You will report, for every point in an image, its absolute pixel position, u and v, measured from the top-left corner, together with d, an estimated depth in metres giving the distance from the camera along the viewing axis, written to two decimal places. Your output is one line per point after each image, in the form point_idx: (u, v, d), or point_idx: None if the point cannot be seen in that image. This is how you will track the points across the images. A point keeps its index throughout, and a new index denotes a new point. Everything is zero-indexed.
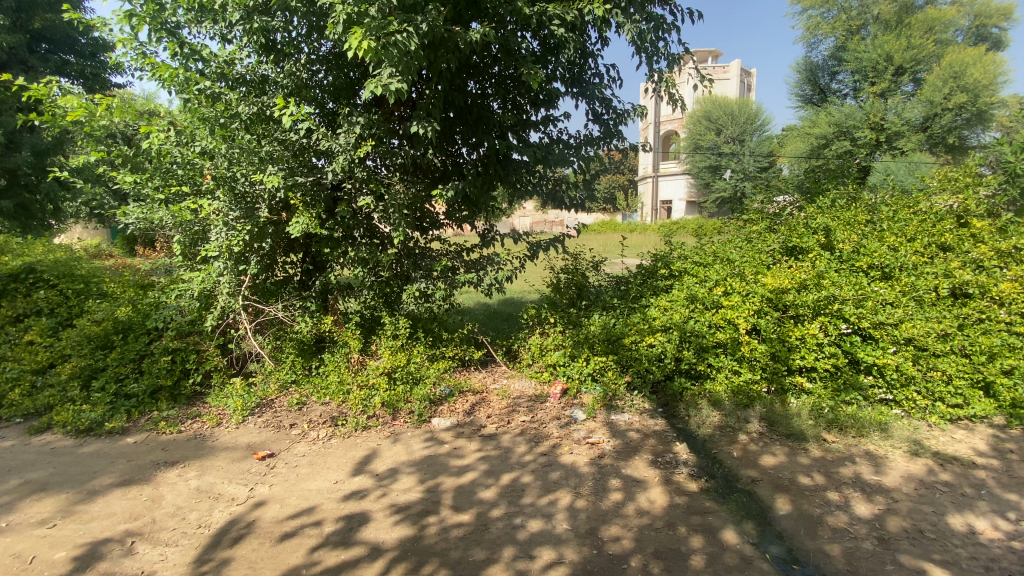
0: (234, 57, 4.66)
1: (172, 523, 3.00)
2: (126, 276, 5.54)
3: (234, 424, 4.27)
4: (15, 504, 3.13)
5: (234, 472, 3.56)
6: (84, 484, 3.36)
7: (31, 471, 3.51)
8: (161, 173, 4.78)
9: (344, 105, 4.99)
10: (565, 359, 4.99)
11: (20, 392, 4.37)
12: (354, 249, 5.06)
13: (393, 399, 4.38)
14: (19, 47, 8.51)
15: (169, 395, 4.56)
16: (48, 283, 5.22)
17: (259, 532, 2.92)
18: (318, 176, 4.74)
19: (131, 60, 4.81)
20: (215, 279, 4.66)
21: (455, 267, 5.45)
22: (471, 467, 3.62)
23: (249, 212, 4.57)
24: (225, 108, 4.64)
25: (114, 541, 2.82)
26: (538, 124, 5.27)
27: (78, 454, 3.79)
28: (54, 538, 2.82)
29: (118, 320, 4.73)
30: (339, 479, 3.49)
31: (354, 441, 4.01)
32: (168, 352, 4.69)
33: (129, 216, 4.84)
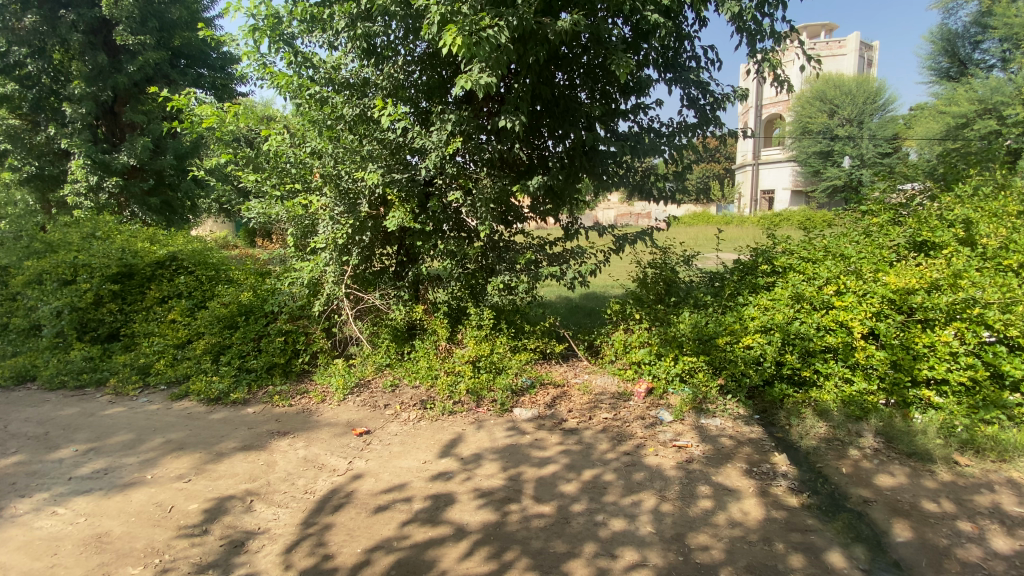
0: (340, 62, 5.00)
1: (283, 487, 3.33)
2: (248, 264, 6.20)
3: (336, 401, 4.65)
4: (159, 460, 3.64)
5: (335, 445, 3.88)
6: (213, 447, 3.84)
7: (172, 432, 4.08)
8: (278, 172, 5.28)
9: (436, 103, 5.19)
10: (651, 357, 4.81)
11: (165, 363, 5.09)
12: (444, 242, 5.28)
13: (477, 387, 4.53)
14: (164, 64, 9.43)
15: (282, 371, 5.08)
16: (186, 270, 5.97)
17: (357, 503, 3.16)
18: (412, 173, 4.96)
19: (254, 71, 5.33)
20: (322, 268, 5.11)
21: (538, 260, 5.48)
22: (552, 459, 3.63)
23: (352, 208, 4.95)
24: (332, 110, 5.00)
25: (236, 498, 3.20)
26: (627, 112, 5.10)
27: (209, 420, 4.34)
28: (188, 492, 3.25)
29: (241, 303, 5.33)
30: (428, 459, 3.67)
31: (441, 424, 4.20)
32: (282, 334, 5.23)
33: (251, 211, 5.43)
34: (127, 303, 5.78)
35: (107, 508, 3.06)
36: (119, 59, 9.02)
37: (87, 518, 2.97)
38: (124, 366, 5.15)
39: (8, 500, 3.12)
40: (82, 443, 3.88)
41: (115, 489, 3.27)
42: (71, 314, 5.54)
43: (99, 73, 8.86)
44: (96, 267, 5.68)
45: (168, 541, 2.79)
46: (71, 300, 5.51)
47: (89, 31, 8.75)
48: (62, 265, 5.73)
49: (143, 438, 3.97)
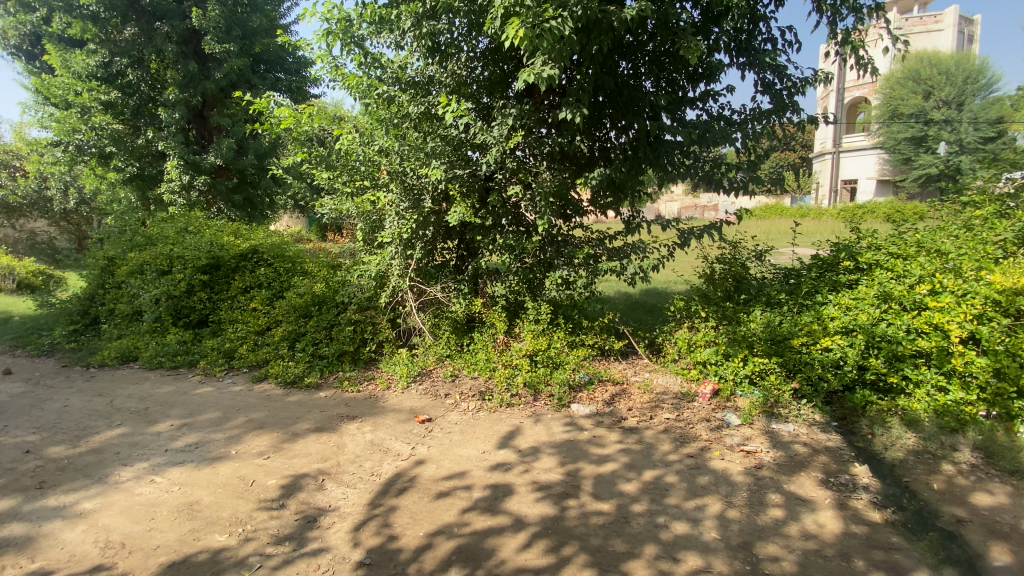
0: (406, 61, 5.14)
1: (352, 468, 3.52)
2: (321, 257, 6.53)
3: (400, 389, 4.84)
4: (242, 437, 3.95)
5: (399, 431, 4.04)
6: (289, 427, 4.11)
7: (253, 412, 4.40)
8: (347, 170, 5.53)
9: (498, 98, 5.27)
10: (717, 357, 4.60)
11: (248, 347, 5.50)
12: (502, 236, 5.31)
13: (534, 380, 4.56)
14: (246, 71, 10.11)
15: (351, 358, 5.35)
16: (266, 262, 6.40)
17: (419, 488, 3.27)
18: (474, 168, 5.05)
19: (326, 73, 5.60)
20: (388, 262, 5.32)
21: (598, 255, 5.40)
22: (612, 457, 3.58)
23: (416, 203, 5.13)
24: (398, 109, 5.17)
25: (310, 476, 3.41)
26: (695, 100, 4.90)
27: (286, 401, 4.65)
28: (268, 468, 3.50)
29: (314, 294, 5.64)
30: (487, 449, 3.74)
31: (499, 416, 4.25)
32: (352, 323, 5.50)
33: (324, 207, 5.74)
34: (214, 292, 6.28)
35: (197, 479, 3.36)
36: (207, 66, 9.77)
37: (181, 487, 3.27)
38: (212, 349, 5.62)
39: (114, 467, 3.49)
40: (176, 419, 4.28)
41: (204, 462, 3.59)
42: (167, 301, 6.10)
43: (190, 80, 9.62)
44: (188, 259, 6.22)
45: (249, 513, 3.01)
46: (167, 289, 6.08)
47: (181, 41, 9.54)
48: (159, 257, 6.31)
49: (228, 416, 4.32)
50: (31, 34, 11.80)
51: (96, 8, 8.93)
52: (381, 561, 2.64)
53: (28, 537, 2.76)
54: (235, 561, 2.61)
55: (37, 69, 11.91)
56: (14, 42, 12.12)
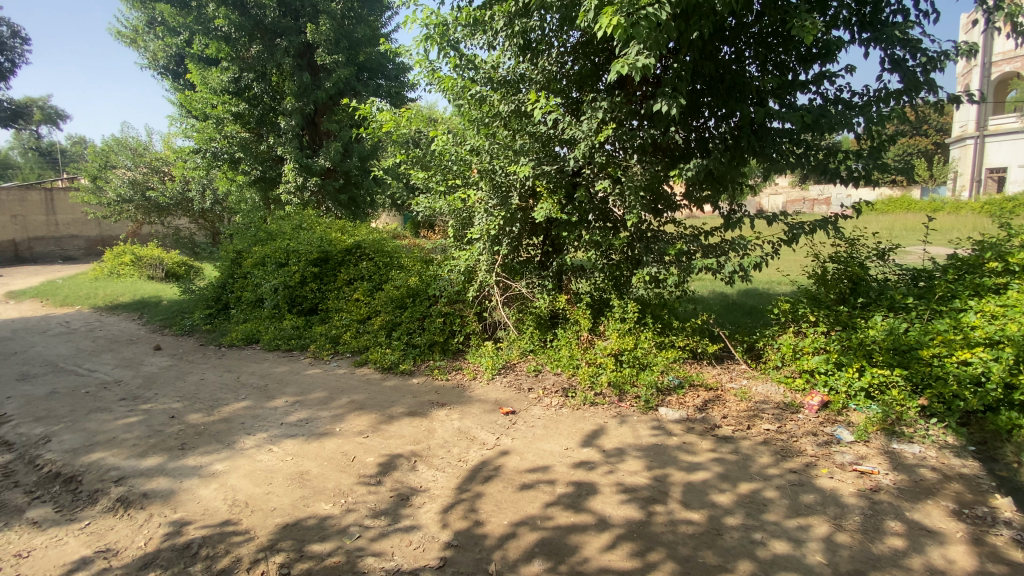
0: (498, 61, 5.24)
1: (441, 452, 3.69)
2: (414, 252, 6.87)
3: (485, 380, 4.99)
4: (345, 415, 4.30)
5: (485, 421, 4.16)
6: (386, 410, 4.40)
7: (354, 393, 4.77)
8: (441, 169, 5.76)
9: (587, 92, 5.22)
10: (828, 367, 4.17)
11: (351, 334, 5.97)
12: (589, 232, 5.24)
13: (620, 381, 4.45)
14: (351, 79, 10.92)
15: (441, 348, 5.61)
16: (367, 256, 6.87)
17: (504, 477, 3.35)
18: (561, 164, 5.06)
19: (423, 77, 5.87)
20: (476, 258, 5.49)
21: (691, 252, 5.13)
22: (703, 466, 3.41)
23: (504, 200, 5.19)
24: (489, 109, 5.30)
25: (403, 457, 3.63)
26: (808, 83, 4.48)
27: (384, 385, 4.99)
28: (367, 446, 3.78)
29: (410, 287, 5.97)
30: (570, 446, 3.73)
31: (583, 414, 4.22)
32: (442, 315, 5.76)
33: (419, 205, 6.04)
34: (322, 283, 6.88)
35: (307, 451, 3.71)
36: (319, 76, 10.68)
37: (293, 457, 3.63)
38: (320, 335, 6.18)
39: (239, 436, 3.96)
40: (289, 396, 4.75)
41: (312, 436, 3.96)
42: (284, 291, 6.81)
43: (304, 90, 10.53)
44: (302, 253, 6.89)
45: (350, 486, 3.27)
46: (285, 280, 6.78)
47: (297, 55, 10.49)
48: (278, 251, 7.06)
49: (333, 396, 4.72)
50: (177, 55, 13.55)
51: (228, 29, 10.02)
52: (467, 544, 2.74)
53: (173, 490, 3.21)
54: (338, 529, 2.85)
55: (182, 86, 13.71)
56: (164, 63, 13.99)
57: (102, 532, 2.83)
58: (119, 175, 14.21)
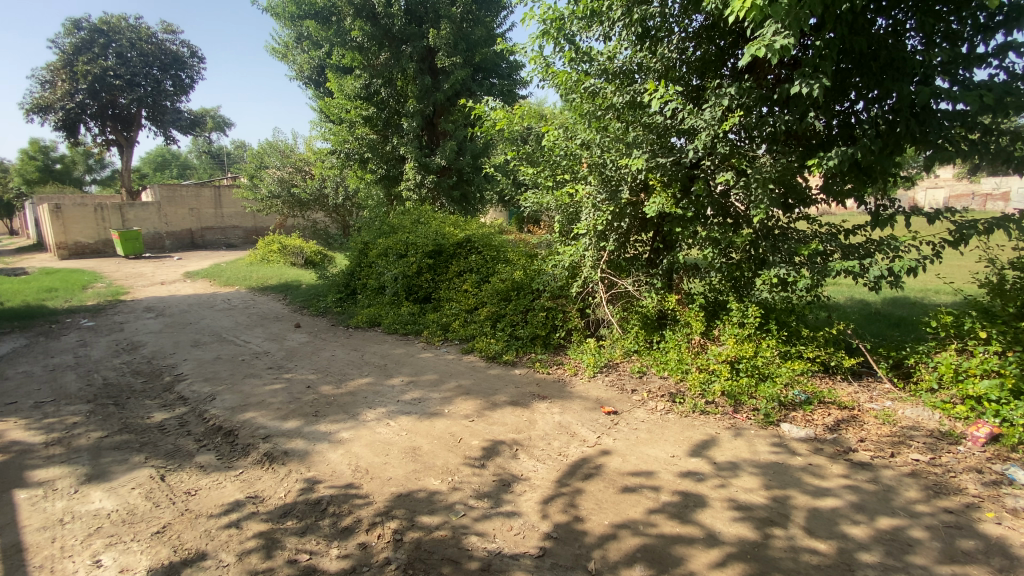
0: (614, 51, 5.12)
1: (542, 444, 3.73)
2: (520, 246, 6.99)
3: (586, 377, 4.94)
4: (452, 399, 4.53)
5: (586, 418, 4.12)
6: (490, 397, 4.55)
7: (461, 379, 5.01)
8: (550, 165, 5.79)
9: (710, 79, 4.93)
10: (1002, 396, 3.49)
11: (460, 323, 6.28)
12: (706, 229, 4.91)
13: (736, 392, 4.14)
14: (467, 80, 11.41)
15: (543, 342, 5.65)
16: (475, 249, 7.15)
17: (606, 477, 3.29)
18: (678, 156, 4.74)
19: (537, 72, 5.93)
20: (582, 253, 5.49)
21: (827, 252, 4.63)
22: (833, 492, 3.05)
23: (613, 195, 5.12)
24: (603, 101, 5.20)
25: (505, 444, 3.72)
26: (987, 56, 3.77)
27: (488, 373, 5.18)
28: (472, 429, 3.94)
29: (515, 280, 6.09)
30: (677, 453, 3.56)
31: (692, 422, 3.99)
32: (544, 309, 5.78)
33: (527, 201, 6.13)
34: (436, 274, 7.29)
35: (419, 428, 3.97)
36: (438, 79, 11.31)
37: (407, 433, 3.91)
38: (433, 322, 6.58)
39: (361, 409, 4.35)
40: (404, 376, 5.13)
41: (423, 415, 4.22)
42: (403, 280, 7.34)
43: (425, 92, 11.18)
44: (419, 245, 7.38)
45: (457, 466, 3.44)
46: (404, 270, 7.30)
47: (420, 59, 11.20)
48: (398, 243, 7.63)
49: (442, 380, 5.00)
50: (318, 66, 15.13)
51: (362, 40, 10.97)
52: (567, 538, 2.74)
53: (307, 451, 3.62)
54: (445, 505, 3.01)
55: (322, 94, 15.34)
56: (308, 73, 15.72)
57: (252, 480, 3.29)
58: (271, 175, 16.33)
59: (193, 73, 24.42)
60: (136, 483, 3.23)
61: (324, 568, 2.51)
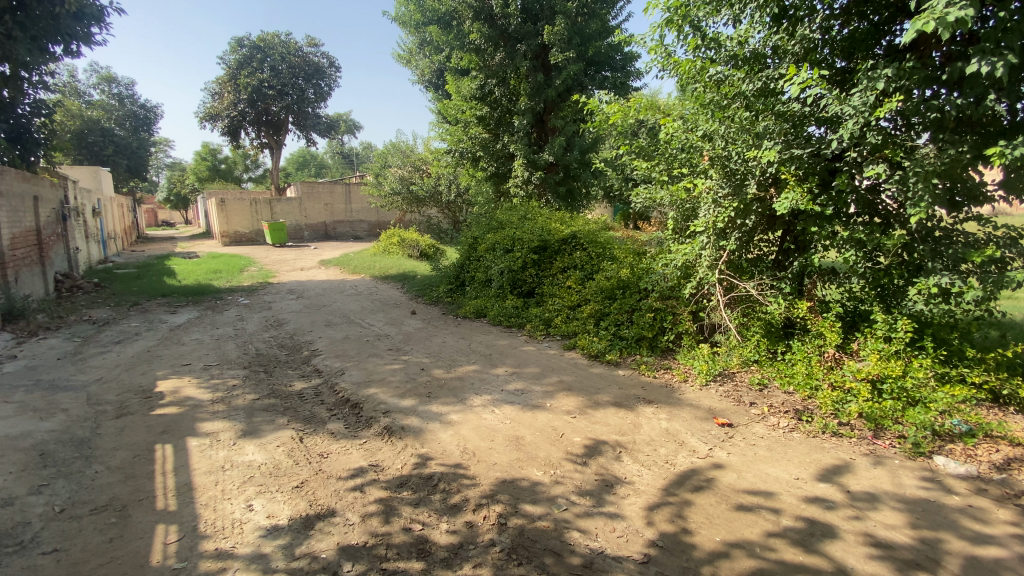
0: (747, 35, 4.76)
1: (647, 449, 3.61)
2: (628, 244, 6.78)
3: (697, 385, 4.68)
4: (555, 394, 4.56)
5: (696, 427, 3.91)
6: (593, 395, 4.51)
7: (564, 374, 5.02)
8: (666, 159, 5.57)
9: (859, 60, 4.40)
10: None
11: (563, 319, 6.30)
12: (848, 229, 4.38)
13: (876, 415, 3.66)
14: (580, 74, 11.33)
15: (649, 344, 5.44)
16: (581, 246, 7.06)
17: (718, 492, 3.09)
18: (817, 148, 4.32)
19: (656, 63, 5.70)
20: (698, 252, 5.19)
21: (1005, 260, 3.88)
22: (1002, 543, 2.57)
23: (738, 189, 4.75)
24: (729, 89, 4.88)
25: (609, 445, 3.66)
26: None
27: (591, 371, 5.12)
28: (575, 426, 3.94)
29: (621, 279, 5.96)
30: (801, 476, 3.23)
31: (820, 444, 3.60)
32: (652, 310, 5.54)
33: (639, 196, 5.94)
34: (540, 269, 7.37)
35: (522, 419, 4.06)
36: (551, 75, 11.37)
37: (511, 422, 4.01)
38: (535, 316, 6.67)
39: (469, 395, 4.55)
40: (508, 367, 5.28)
41: (527, 406, 4.31)
42: (509, 274, 7.54)
43: (537, 90, 11.31)
44: (525, 241, 7.50)
45: (560, 460, 3.46)
46: (510, 264, 7.51)
47: (534, 57, 11.34)
48: (506, 238, 7.82)
49: (545, 374, 5.06)
50: (438, 70, 16.02)
51: (479, 42, 11.37)
52: (673, 548, 2.63)
53: (420, 429, 3.88)
54: (548, 497, 3.05)
55: (440, 96, 16.22)
56: (429, 78, 16.74)
57: (373, 450, 3.60)
58: (393, 174, 17.66)
59: (330, 82, 27.25)
60: (279, 442, 3.70)
61: (434, 540, 2.67)
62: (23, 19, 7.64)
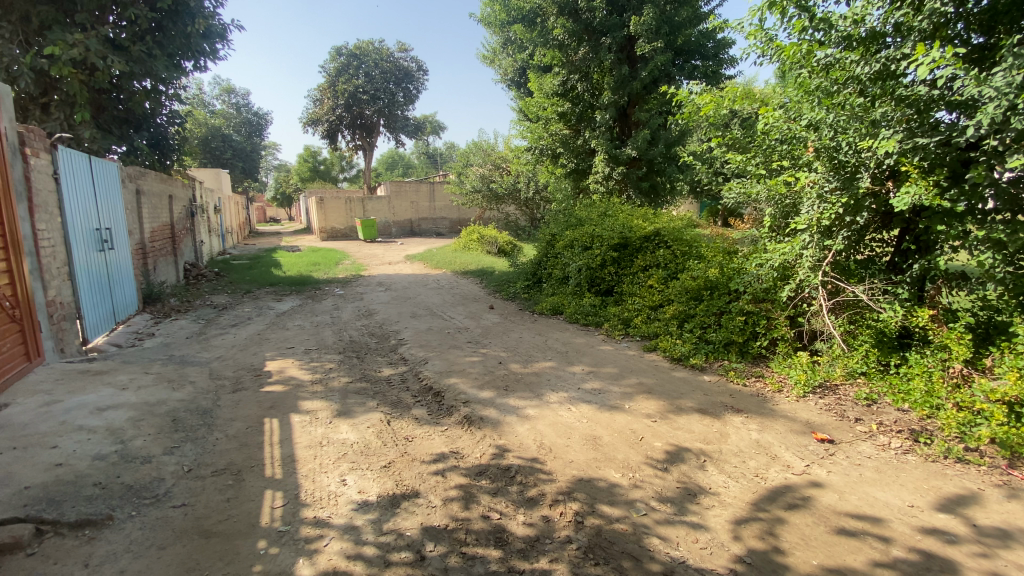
0: (863, 12, 4.29)
1: (735, 460, 3.40)
2: (717, 242, 6.43)
3: (793, 396, 4.34)
4: (635, 396, 4.44)
5: (791, 441, 3.63)
6: (675, 400, 4.33)
7: (644, 376, 4.87)
8: (764, 150, 5.23)
9: (1003, 35, 3.85)
10: None
11: (643, 319, 6.13)
12: (984, 228, 3.76)
13: (1014, 443, 3.17)
14: (667, 65, 10.88)
15: (739, 350, 5.12)
16: (666, 244, 6.80)
17: (815, 512, 2.85)
18: (948, 136, 3.75)
19: (756, 48, 5.33)
20: (798, 251, 4.79)
21: None
22: None
23: (848, 182, 4.36)
24: (840, 74, 4.49)
25: (692, 453, 3.50)
26: None
27: (673, 375, 4.92)
28: (655, 430, 3.82)
29: (709, 279, 5.65)
30: (917, 504, 2.88)
31: (941, 470, 3.19)
32: (743, 313, 5.22)
33: (732, 191, 5.61)
34: (620, 267, 7.21)
35: (600, 419, 4.00)
36: (636, 67, 11.02)
37: (588, 421, 3.97)
38: (614, 316, 6.54)
39: (546, 391, 4.57)
40: (586, 365, 5.22)
41: (604, 407, 4.24)
42: (587, 271, 7.44)
43: (621, 83, 11.03)
44: (605, 238, 7.35)
45: (639, 463, 3.37)
46: (588, 262, 7.41)
47: (619, 50, 11.05)
48: (585, 235, 7.71)
49: (624, 375, 4.94)
50: (520, 67, 16.17)
51: (562, 37, 11.29)
52: (763, 567, 2.47)
53: (498, 421, 3.96)
54: (626, 499, 2.98)
55: (522, 93, 16.37)
56: (512, 76, 16.96)
57: (453, 437, 3.73)
58: (474, 172, 18.11)
59: (419, 85, 28.55)
60: (369, 423, 3.96)
61: (511, 530, 2.72)
62: (160, 39, 8.78)
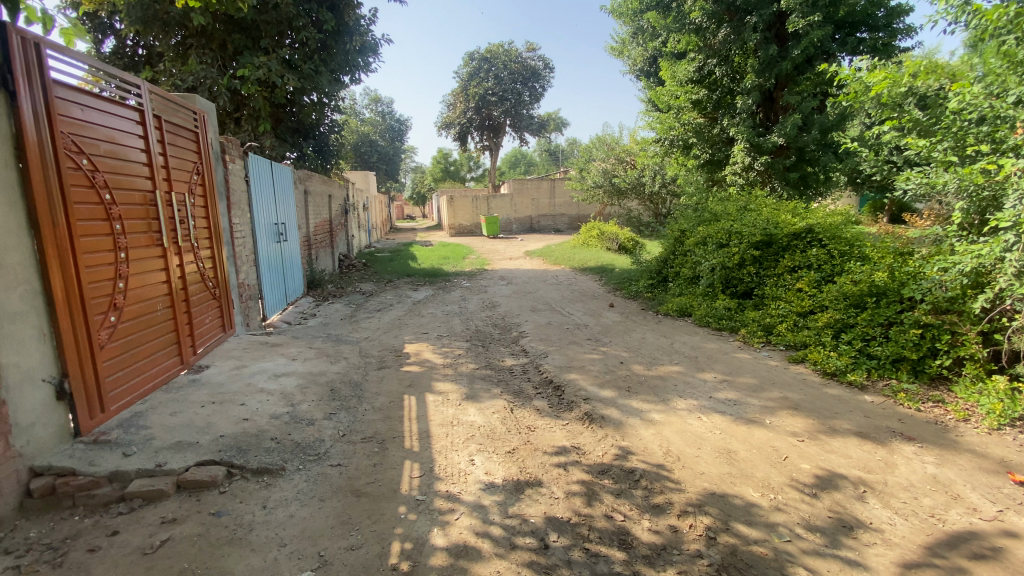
0: None
1: (904, 496, 2.91)
2: (886, 241, 5.56)
3: (985, 428, 3.59)
4: (777, 410, 4.02)
5: (983, 482, 3.00)
6: (827, 420, 3.84)
7: (788, 390, 4.39)
8: (953, 133, 4.37)
9: None
10: None
11: (788, 326, 5.54)
12: None
13: None
14: (825, 40, 9.61)
15: (911, 368, 4.38)
16: (820, 243, 6.02)
17: (1016, 570, 2.33)
18: None
19: (945, 15, 4.51)
20: (998, 254, 3.82)
21: None
22: None
23: None
24: None
25: (848, 480, 3.07)
26: None
27: (824, 392, 4.35)
28: (802, 451, 3.42)
29: (874, 283, 4.91)
30: None
31: None
32: (918, 326, 4.46)
33: (910, 182, 4.67)
34: (762, 267, 6.56)
35: (734, 432, 3.70)
36: (787, 46, 9.92)
37: (720, 433, 3.70)
38: (753, 321, 6.00)
39: (673, 396, 4.35)
40: (718, 373, 4.87)
41: (740, 419, 3.91)
42: (721, 271, 6.91)
43: (768, 65, 10.02)
44: (745, 235, 6.74)
45: (781, 485, 3.05)
46: (724, 260, 6.87)
47: (766, 28, 10.00)
48: (721, 232, 7.16)
49: (764, 387, 4.49)
50: (652, 56, 15.53)
51: (700, 20, 10.54)
52: None
53: (621, 422, 3.87)
54: (766, 522, 2.72)
55: (651, 84, 15.72)
56: (642, 66, 16.37)
57: (575, 432, 3.74)
58: (598, 166, 17.84)
59: (546, 83, 28.96)
60: (494, 409, 4.13)
61: (636, 534, 2.64)
62: (325, 57, 10.07)
